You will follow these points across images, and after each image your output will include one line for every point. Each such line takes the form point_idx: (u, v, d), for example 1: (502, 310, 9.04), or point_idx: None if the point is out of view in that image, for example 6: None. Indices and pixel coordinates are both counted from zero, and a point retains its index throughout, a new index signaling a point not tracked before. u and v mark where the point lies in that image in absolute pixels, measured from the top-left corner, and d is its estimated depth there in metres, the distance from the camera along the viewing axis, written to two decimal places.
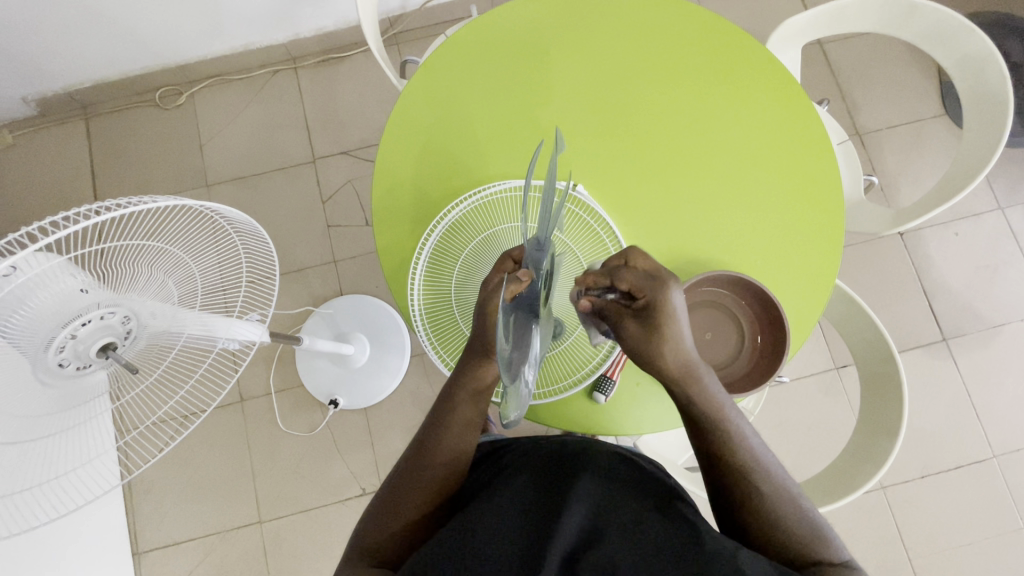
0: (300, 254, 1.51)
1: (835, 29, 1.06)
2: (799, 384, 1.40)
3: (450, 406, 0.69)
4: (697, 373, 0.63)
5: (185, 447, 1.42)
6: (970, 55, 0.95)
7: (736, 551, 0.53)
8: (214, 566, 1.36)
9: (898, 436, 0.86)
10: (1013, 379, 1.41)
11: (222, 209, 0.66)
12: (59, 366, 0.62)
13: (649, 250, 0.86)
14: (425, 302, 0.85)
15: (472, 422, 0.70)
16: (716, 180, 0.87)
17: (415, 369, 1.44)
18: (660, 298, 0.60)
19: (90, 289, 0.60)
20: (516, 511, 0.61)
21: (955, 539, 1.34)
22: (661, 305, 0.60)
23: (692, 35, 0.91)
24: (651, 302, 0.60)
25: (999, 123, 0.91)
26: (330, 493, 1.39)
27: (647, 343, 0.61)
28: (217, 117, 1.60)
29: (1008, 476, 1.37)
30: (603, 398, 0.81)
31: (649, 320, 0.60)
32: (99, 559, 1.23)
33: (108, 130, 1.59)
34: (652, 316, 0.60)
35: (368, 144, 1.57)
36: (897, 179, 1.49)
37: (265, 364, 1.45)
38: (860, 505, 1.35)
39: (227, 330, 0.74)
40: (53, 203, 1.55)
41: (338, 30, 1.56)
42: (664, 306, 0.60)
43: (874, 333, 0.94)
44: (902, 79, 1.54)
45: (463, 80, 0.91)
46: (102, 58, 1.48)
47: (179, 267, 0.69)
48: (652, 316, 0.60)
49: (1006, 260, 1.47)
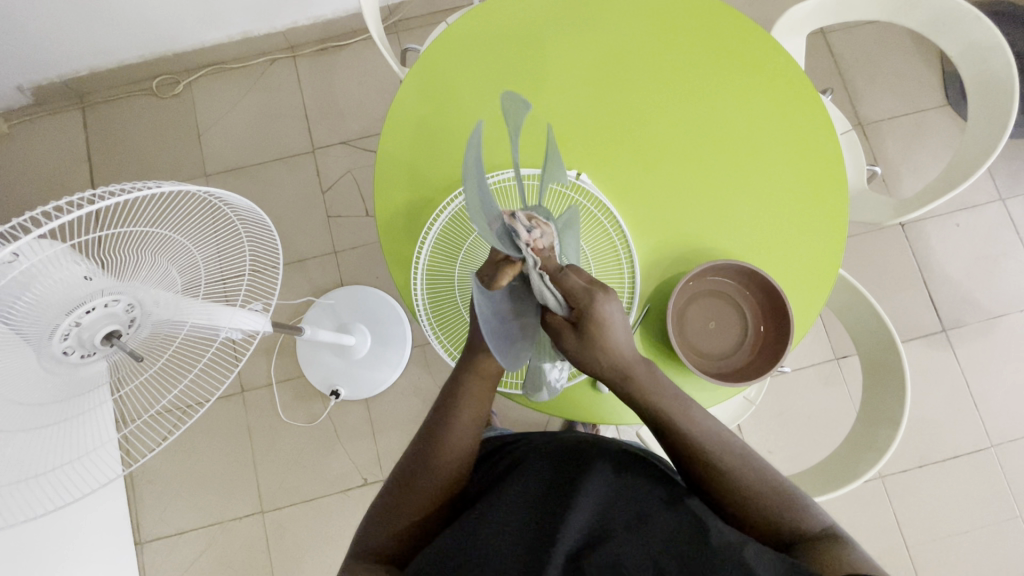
0: (300, 244, 1.51)
1: (839, 16, 1.05)
2: (800, 374, 1.40)
3: (455, 403, 0.67)
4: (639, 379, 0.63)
5: (185, 437, 1.41)
6: (976, 43, 0.95)
7: (742, 546, 0.53)
8: (216, 556, 1.36)
9: (899, 425, 0.86)
10: (1012, 369, 1.42)
11: (226, 195, 0.65)
12: (64, 354, 0.62)
13: (653, 241, 0.86)
14: (428, 289, 0.85)
15: (478, 416, 0.68)
16: (717, 167, 0.86)
17: (415, 359, 1.44)
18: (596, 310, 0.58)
19: (95, 276, 0.59)
20: (524, 510, 0.61)
21: (953, 528, 1.35)
22: (591, 320, 0.59)
23: (692, 18, 0.91)
24: (585, 313, 0.59)
25: (1004, 111, 0.91)
26: (331, 484, 1.39)
27: (580, 350, 0.60)
28: (215, 107, 1.58)
29: (1005, 464, 1.38)
30: (607, 387, 0.82)
31: (583, 332, 0.59)
32: (104, 549, 1.23)
33: (104, 119, 1.58)
34: (590, 327, 0.59)
35: (369, 133, 1.56)
36: (900, 170, 1.48)
37: (265, 355, 1.45)
38: (858, 494, 1.36)
39: (230, 319, 0.74)
40: (49, 193, 1.53)
41: (337, 18, 1.55)
42: (593, 321, 0.59)
43: (878, 322, 0.94)
44: (904, 68, 1.53)
45: (464, 68, 0.90)
46: (98, 46, 1.46)
47: (182, 255, 0.69)
48: (588, 327, 0.59)
49: (1006, 252, 1.47)
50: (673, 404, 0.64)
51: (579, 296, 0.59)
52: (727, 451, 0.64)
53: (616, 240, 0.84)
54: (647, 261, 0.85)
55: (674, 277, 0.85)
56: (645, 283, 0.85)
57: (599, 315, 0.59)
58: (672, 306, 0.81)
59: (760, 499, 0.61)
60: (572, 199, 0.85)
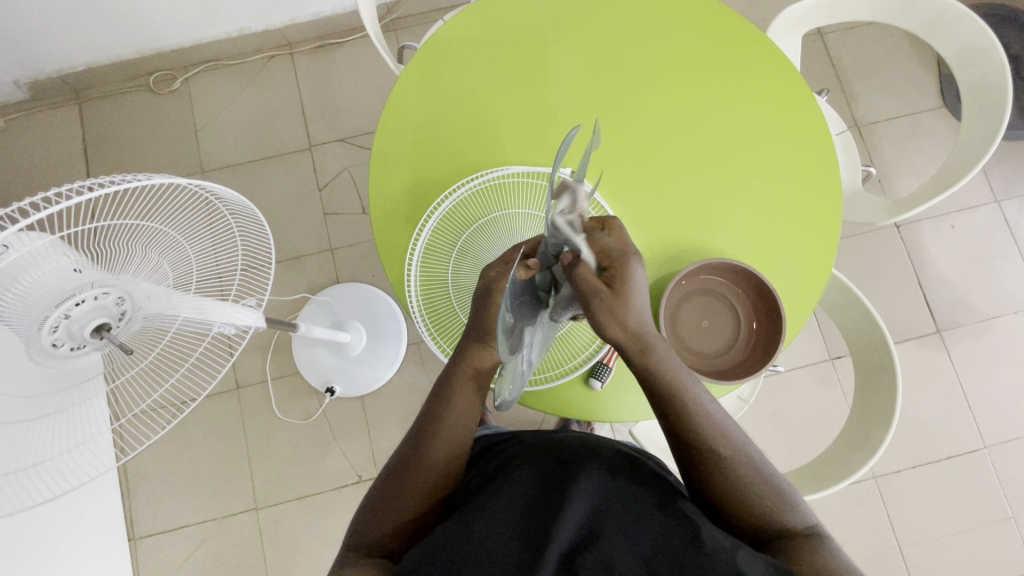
0: (296, 241, 1.50)
1: (835, 16, 1.05)
2: (794, 374, 1.40)
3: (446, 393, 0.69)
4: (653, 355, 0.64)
5: (180, 433, 1.41)
6: (971, 44, 0.95)
7: (735, 551, 0.53)
8: (210, 552, 1.36)
9: (891, 425, 0.86)
10: (1005, 370, 1.42)
11: (218, 189, 0.65)
12: (53, 346, 0.62)
13: (647, 239, 0.86)
14: (422, 286, 0.85)
15: (472, 407, 0.69)
16: (712, 165, 0.87)
17: (411, 357, 1.44)
18: (629, 269, 0.60)
19: (84, 269, 0.59)
20: (517, 509, 0.61)
21: (945, 528, 1.36)
22: (622, 279, 0.60)
23: (688, 17, 0.91)
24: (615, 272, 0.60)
25: (998, 112, 0.91)
26: (326, 481, 1.39)
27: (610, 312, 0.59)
28: (212, 103, 1.58)
29: (997, 465, 1.38)
30: (599, 385, 0.81)
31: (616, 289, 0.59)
32: (97, 544, 1.23)
33: (101, 115, 1.58)
34: (621, 285, 0.60)
35: (365, 130, 1.56)
36: (895, 170, 1.49)
37: (261, 351, 1.45)
38: (851, 494, 1.37)
39: (222, 315, 0.74)
40: (46, 189, 1.53)
41: (334, 15, 1.55)
42: (624, 280, 0.60)
43: (871, 322, 0.94)
44: (901, 69, 1.54)
45: (460, 64, 0.91)
46: (95, 41, 1.46)
47: (173, 249, 0.69)
48: (619, 286, 0.60)
49: (1000, 253, 1.47)
50: (677, 384, 0.65)
51: (615, 257, 0.60)
52: (722, 441, 0.64)
53: None
54: (641, 259, 0.85)
55: (668, 275, 0.85)
56: None
57: (631, 273, 0.61)
58: (665, 304, 0.81)
59: (746, 491, 0.62)
60: None
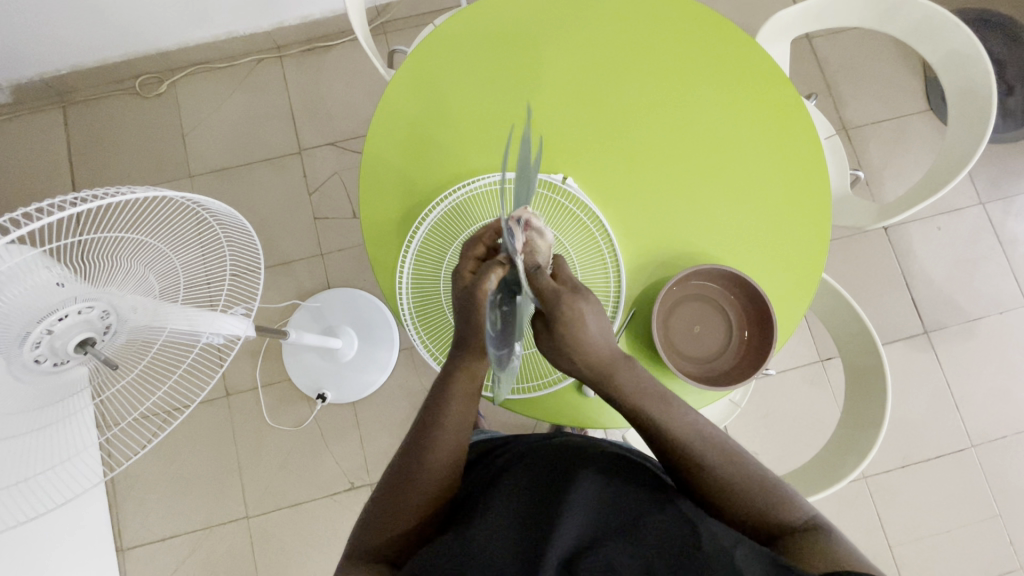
0: (286, 246, 1.49)
1: (823, 23, 1.06)
2: (786, 376, 1.41)
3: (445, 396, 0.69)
4: (617, 380, 0.67)
5: (170, 441, 1.40)
6: (957, 50, 0.96)
7: (733, 550, 0.54)
8: (201, 561, 1.34)
9: (881, 427, 0.87)
10: (991, 370, 1.44)
11: (208, 200, 0.64)
12: (36, 361, 0.61)
13: (639, 245, 0.86)
14: (414, 295, 0.85)
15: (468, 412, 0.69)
16: (701, 169, 0.87)
17: (403, 363, 1.43)
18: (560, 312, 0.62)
19: (67, 283, 0.58)
20: (515, 517, 0.61)
21: (934, 527, 1.37)
22: (556, 319, 0.63)
23: (679, 20, 0.91)
24: (552, 313, 0.63)
25: (983, 117, 0.92)
26: (318, 489, 1.38)
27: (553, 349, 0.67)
28: (199, 106, 1.57)
29: (984, 464, 1.40)
30: (592, 392, 0.82)
31: (553, 331, 0.64)
32: (87, 555, 1.21)
33: (86, 118, 1.56)
34: (558, 331, 0.64)
35: (356, 134, 1.55)
36: (883, 173, 1.50)
37: (251, 358, 1.43)
38: (843, 495, 1.38)
39: (212, 324, 0.73)
40: (31, 194, 1.51)
41: (324, 18, 1.54)
42: (559, 320, 0.63)
43: (860, 326, 0.94)
44: (888, 73, 1.55)
45: (451, 68, 0.90)
46: (80, 44, 1.44)
47: (158, 260, 0.68)
48: (557, 325, 0.63)
49: (986, 254, 1.49)
50: (650, 400, 0.67)
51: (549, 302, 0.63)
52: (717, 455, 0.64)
53: (601, 243, 0.84)
54: (634, 265, 0.86)
55: (659, 281, 0.85)
56: (631, 286, 0.85)
57: (568, 315, 0.63)
58: (657, 312, 0.81)
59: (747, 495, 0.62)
60: (556, 203, 0.85)
